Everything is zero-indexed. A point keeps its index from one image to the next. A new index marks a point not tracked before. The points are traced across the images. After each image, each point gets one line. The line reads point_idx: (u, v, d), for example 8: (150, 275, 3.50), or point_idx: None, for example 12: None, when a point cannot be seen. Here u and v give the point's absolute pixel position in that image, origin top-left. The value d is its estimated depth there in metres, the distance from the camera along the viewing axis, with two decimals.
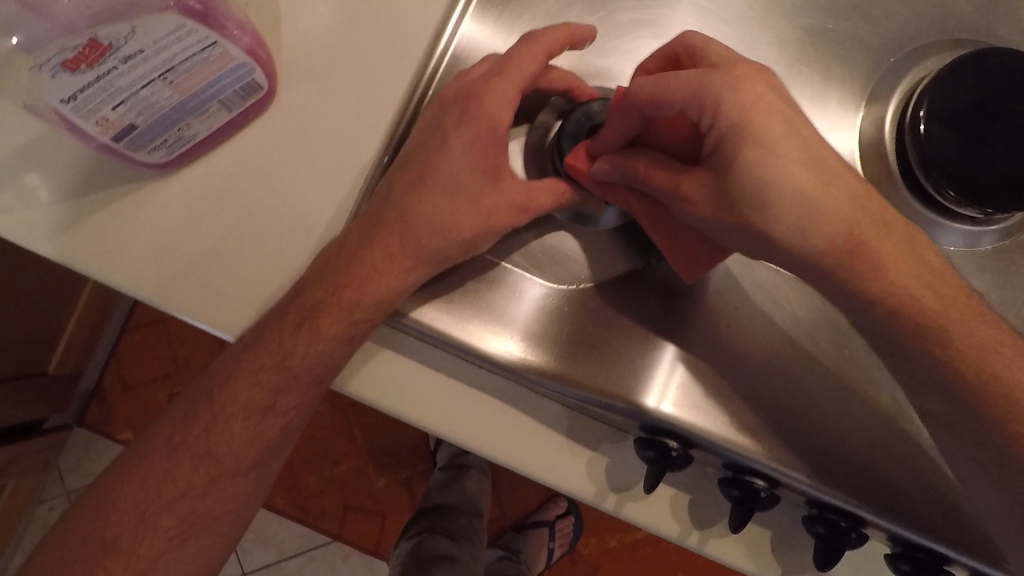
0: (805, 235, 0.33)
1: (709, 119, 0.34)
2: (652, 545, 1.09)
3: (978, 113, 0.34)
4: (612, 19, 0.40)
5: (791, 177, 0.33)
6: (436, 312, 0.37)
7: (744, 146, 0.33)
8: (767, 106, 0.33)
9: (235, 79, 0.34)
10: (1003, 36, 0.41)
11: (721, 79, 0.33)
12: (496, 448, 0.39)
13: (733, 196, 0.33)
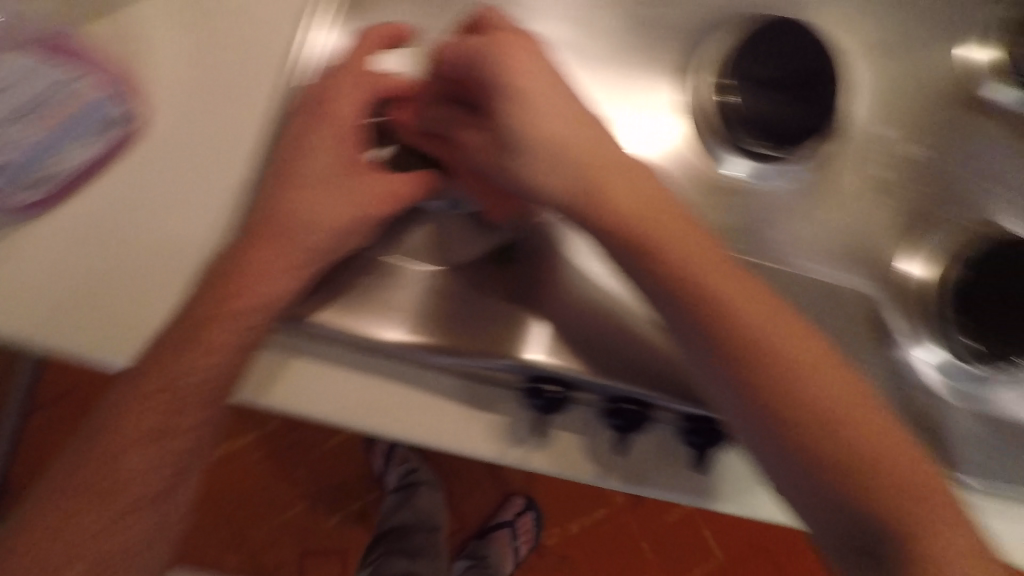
0: (554, 159, 0.38)
1: (479, 73, 0.38)
2: (613, 525, 1.12)
3: (793, 75, 0.42)
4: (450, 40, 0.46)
5: (547, 122, 0.38)
6: (318, 308, 0.40)
7: (507, 96, 0.38)
8: (530, 67, 0.38)
9: (98, 109, 0.38)
10: (778, 9, 0.48)
11: (491, 43, 0.38)
12: (395, 427, 0.41)
13: (501, 140, 0.38)
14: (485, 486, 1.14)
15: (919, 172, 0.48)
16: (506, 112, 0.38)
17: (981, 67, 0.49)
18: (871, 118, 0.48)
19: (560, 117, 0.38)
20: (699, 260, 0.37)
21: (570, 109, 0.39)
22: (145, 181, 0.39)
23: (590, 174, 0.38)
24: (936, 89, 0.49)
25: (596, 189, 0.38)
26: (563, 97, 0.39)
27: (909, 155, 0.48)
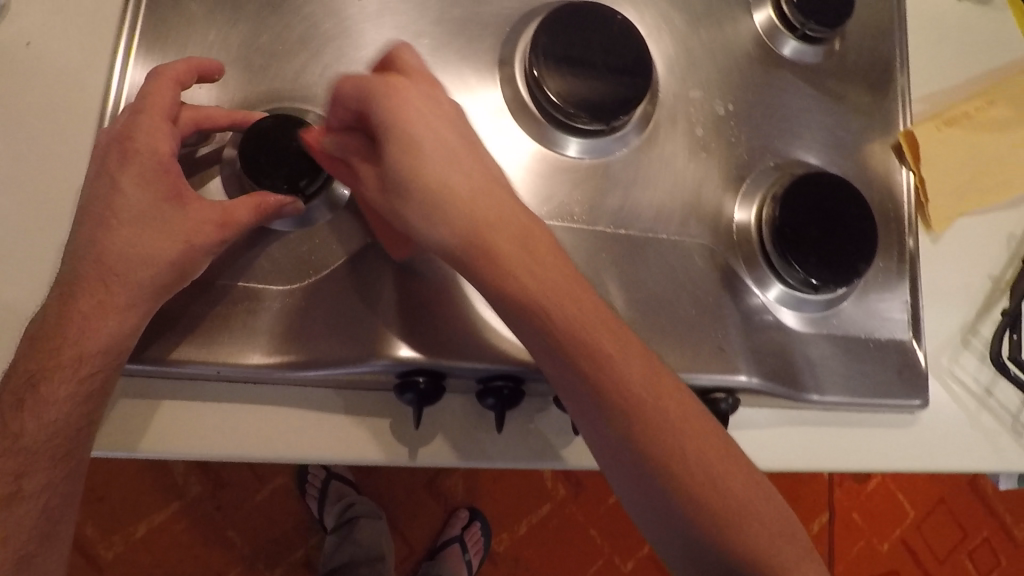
0: (424, 203, 0.36)
1: (376, 116, 0.36)
2: (558, 517, 1.16)
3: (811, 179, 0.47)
4: None
5: (423, 171, 0.35)
6: (259, 353, 0.38)
7: (400, 142, 0.36)
8: (420, 112, 0.36)
9: None
10: (710, 27, 0.50)
11: (390, 88, 0.36)
12: (355, 451, 0.41)
13: (400, 186, 0.36)
14: (429, 504, 1.12)
15: (855, 164, 0.52)
16: (400, 156, 0.36)
17: (884, 67, 0.54)
18: (808, 118, 0.52)
19: (442, 161, 0.36)
20: (649, 386, 0.37)
21: (454, 157, 0.36)
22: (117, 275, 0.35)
23: (462, 220, 0.36)
24: (855, 88, 0.53)
25: (500, 252, 0.36)
26: (447, 148, 0.36)
27: (844, 149, 0.52)
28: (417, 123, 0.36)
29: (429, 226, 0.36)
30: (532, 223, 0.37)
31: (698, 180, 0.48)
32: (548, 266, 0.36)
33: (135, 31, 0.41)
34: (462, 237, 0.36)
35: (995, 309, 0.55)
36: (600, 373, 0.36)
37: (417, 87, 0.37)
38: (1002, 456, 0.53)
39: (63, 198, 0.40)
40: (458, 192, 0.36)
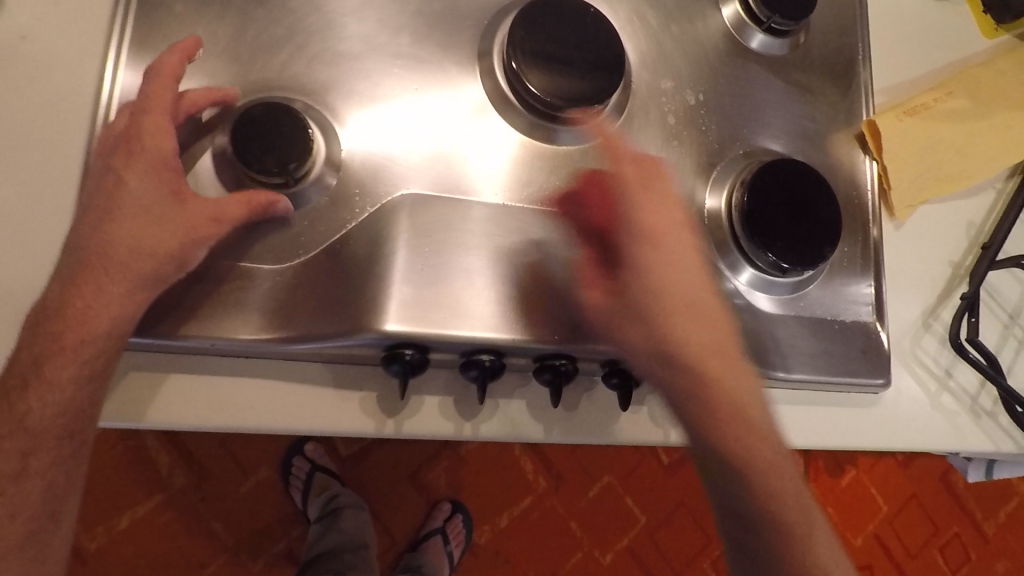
0: (688, 330, 0.41)
1: (655, 276, 0.42)
2: (539, 509, 1.18)
3: (789, 180, 0.49)
4: (390, 72, 0.46)
5: (688, 337, 0.41)
6: (248, 329, 0.39)
7: (665, 270, 0.42)
8: (687, 267, 0.43)
9: None
10: (683, 25, 0.53)
11: (671, 241, 0.43)
12: (341, 421, 0.43)
13: (658, 312, 0.41)
14: (411, 498, 1.14)
15: (821, 154, 0.55)
16: (659, 292, 0.42)
17: (846, 61, 0.57)
18: (776, 110, 0.54)
19: (695, 309, 0.42)
20: (753, 436, 0.41)
21: (693, 317, 0.42)
22: (108, 260, 0.36)
23: (704, 373, 0.41)
24: (820, 82, 0.56)
25: (700, 372, 0.41)
26: (688, 313, 0.42)
27: (810, 139, 0.55)
28: (659, 270, 0.42)
29: (679, 346, 0.41)
30: (728, 347, 0.42)
31: (675, 168, 0.50)
32: (723, 356, 0.42)
33: (126, 24, 0.43)
34: (705, 357, 0.41)
35: (955, 293, 0.57)
36: (732, 431, 0.41)
37: (672, 234, 0.43)
38: (961, 434, 0.55)
39: (57, 180, 0.41)
40: (693, 324, 0.41)
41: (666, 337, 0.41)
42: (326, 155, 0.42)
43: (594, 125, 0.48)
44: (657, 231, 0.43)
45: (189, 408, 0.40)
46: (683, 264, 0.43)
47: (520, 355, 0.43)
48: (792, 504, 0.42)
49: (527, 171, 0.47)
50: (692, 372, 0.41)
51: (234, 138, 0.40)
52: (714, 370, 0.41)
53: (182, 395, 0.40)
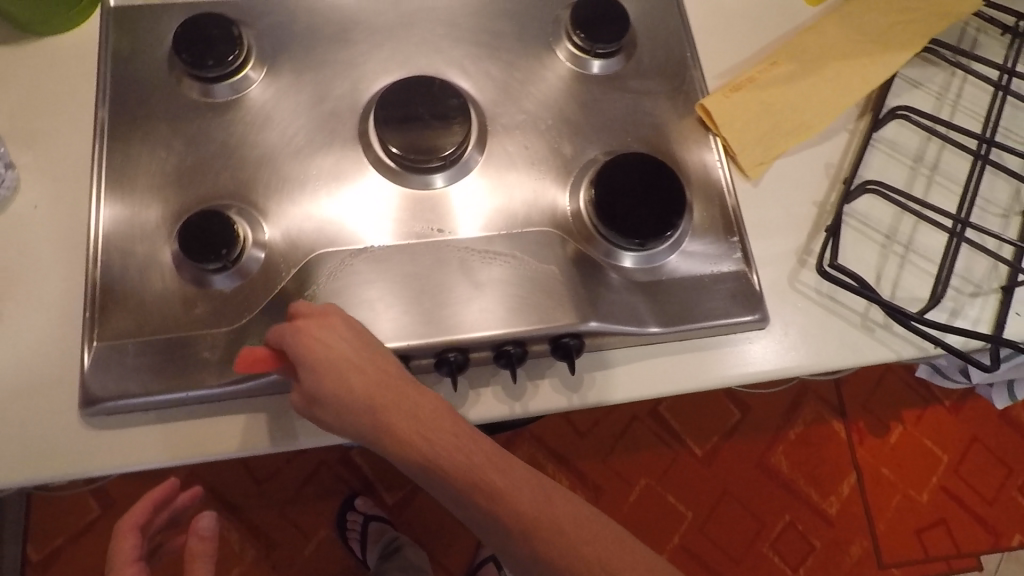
0: (388, 422, 0.46)
1: (362, 398, 0.47)
2: None
3: (657, 175, 0.59)
4: (296, 165, 0.59)
5: (394, 431, 0.46)
6: (216, 376, 0.52)
7: (351, 397, 0.47)
8: (379, 382, 0.47)
9: None
10: (526, 70, 0.65)
11: (349, 365, 0.47)
12: (305, 435, 0.54)
13: (380, 423, 0.46)
14: (457, 533, 1.28)
15: (667, 142, 0.65)
16: (361, 409, 0.47)
17: (676, 61, 0.68)
18: (621, 115, 0.65)
19: (384, 406, 0.47)
20: (464, 453, 0.45)
21: (395, 414, 0.46)
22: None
23: (404, 450, 0.46)
24: (657, 83, 0.66)
25: (416, 455, 0.46)
26: (387, 410, 0.47)
27: (655, 131, 0.65)
28: (325, 343, 0.48)
29: (392, 440, 0.46)
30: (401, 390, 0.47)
31: (537, 182, 0.62)
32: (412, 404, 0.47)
33: (99, 175, 0.57)
34: (409, 443, 0.46)
35: (824, 228, 0.64)
36: (448, 458, 0.45)
37: (315, 320, 0.48)
38: (859, 351, 0.61)
39: (67, 298, 0.55)
40: (394, 421, 0.46)
41: (385, 434, 0.46)
42: (254, 239, 0.56)
43: (463, 161, 0.60)
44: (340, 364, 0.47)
45: (171, 446, 0.53)
46: (332, 343, 0.48)
47: (419, 356, 0.54)
48: (526, 501, 0.45)
49: (413, 211, 0.59)
50: (408, 454, 0.46)
51: (183, 237, 0.53)
52: (393, 406, 0.47)
53: (165, 437, 0.53)
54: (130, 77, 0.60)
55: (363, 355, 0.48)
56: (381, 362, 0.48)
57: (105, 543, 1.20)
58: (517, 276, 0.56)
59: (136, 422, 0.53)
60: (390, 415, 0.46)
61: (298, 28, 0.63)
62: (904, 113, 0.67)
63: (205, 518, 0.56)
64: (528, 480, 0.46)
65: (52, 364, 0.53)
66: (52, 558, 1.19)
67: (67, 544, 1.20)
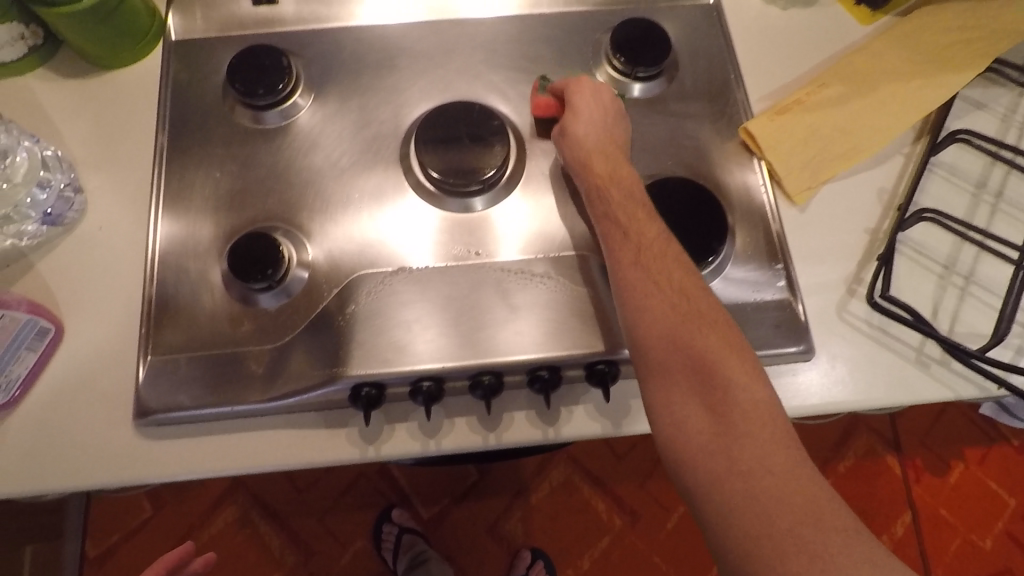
0: (601, 177, 0.56)
1: (583, 142, 0.58)
2: (612, 544, 1.27)
3: (699, 199, 0.59)
4: (340, 186, 0.61)
5: (595, 193, 0.56)
6: (258, 393, 0.54)
7: (591, 133, 0.58)
8: (605, 142, 0.58)
9: (28, 333, 0.54)
10: None
11: (605, 109, 0.59)
12: (339, 453, 0.55)
13: (592, 171, 0.56)
14: (493, 550, 1.28)
15: (709, 167, 0.64)
16: (583, 156, 0.57)
17: (720, 85, 0.67)
18: (662, 139, 0.64)
19: (607, 156, 0.57)
20: (686, 284, 0.50)
21: (609, 164, 0.57)
22: None
23: (618, 198, 0.55)
24: (700, 107, 0.66)
25: (604, 220, 0.55)
26: (611, 156, 0.57)
27: (697, 155, 0.64)
28: (590, 102, 0.59)
29: (597, 202, 0.56)
30: (615, 148, 0.58)
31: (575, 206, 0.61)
32: (629, 176, 0.56)
33: (156, 197, 0.60)
34: (605, 202, 0.55)
35: (875, 257, 0.62)
36: (664, 289, 0.50)
37: (590, 90, 0.60)
38: (911, 387, 0.58)
39: (122, 315, 0.58)
40: (606, 174, 0.56)
41: (589, 187, 0.56)
42: (297, 258, 0.58)
43: (503, 184, 0.61)
44: (603, 116, 0.59)
45: (211, 460, 0.55)
46: (602, 101, 0.60)
47: (454, 378, 0.54)
48: (714, 346, 0.47)
49: (453, 232, 0.60)
50: (604, 208, 0.55)
51: (232, 257, 0.55)
52: (602, 168, 0.56)
53: (203, 451, 0.55)
54: (188, 103, 0.64)
55: (609, 112, 0.59)
56: (615, 128, 0.59)
57: (157, 543, 1.26)
58: (553, 301, 0.56)
59: (178, 432, 0.55)
60: (593, 176, 0.56)
61: (345, 56, 0.66)
62: (965, 138, 0.64)
63: None
64: (738, 351, 0.47)
65: (108, 378, 0.56)
66: (108, 556, 1.25)
67: (122, 542, 1.26)
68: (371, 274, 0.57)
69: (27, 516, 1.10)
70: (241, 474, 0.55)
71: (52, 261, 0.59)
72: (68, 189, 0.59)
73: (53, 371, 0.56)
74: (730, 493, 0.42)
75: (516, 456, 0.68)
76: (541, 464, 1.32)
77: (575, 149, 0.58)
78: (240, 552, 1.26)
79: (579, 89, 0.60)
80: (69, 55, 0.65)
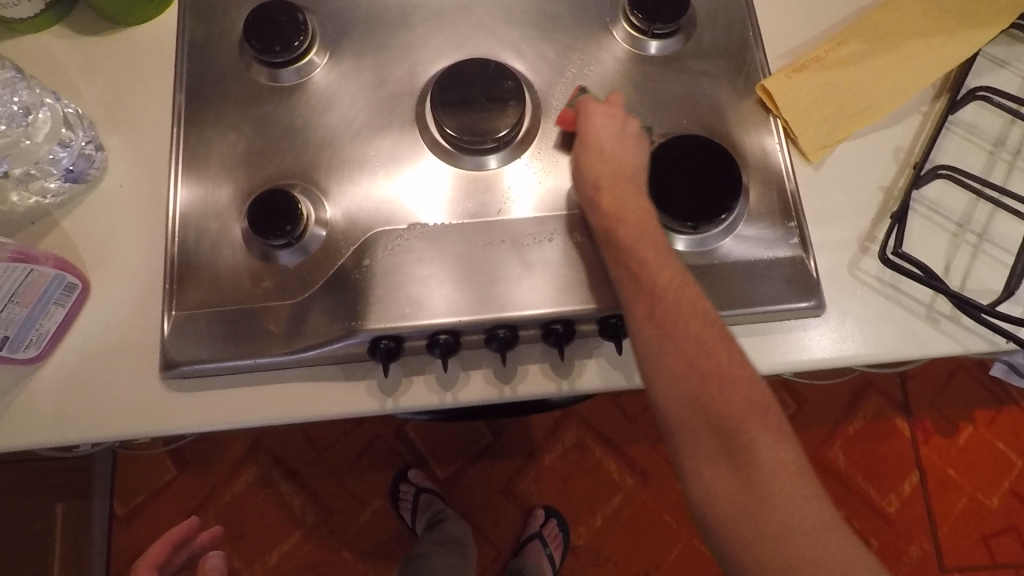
0: (617, 204, 0.55)
1: (589, 179, 0.57)
2: (623, 503, 1.30)
3: (713, 152, 0.59)
4: (357, 146, 0.62)
5: (609, 222, 0.55)
6: (280, 347, 0.55)
7: (594, 170, 0.57)
8: (615, 170, 0.57)
9: (57, 287, 0.55)
10: (583, 50, 0.65)
11: (620, 137, 0.58)
12: (359, 404, 0.57)
13: (598, 199, 0.56)
14: (506, 508, 1.32)
15: (724, 124, 0.64)
16: (588, 191, 0.56)
17: (737, 41, 0.66)
18: (677, 97, 0.64)
19: (616, 186, 0.56)
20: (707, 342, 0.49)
21: (617, 194, 0.55)
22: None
23: (639, 225, 0.54)
24: (716, 64, 0.65)
25: (625, 243, 0.53)
26: (622, 186, 0.56)
27: (712, 113, 0.64)
28: (601, 129, 0.58)
29: (611, 226, 0.54)
30: (628, 180, 0.56)
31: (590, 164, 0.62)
32: (639, 214, 0.55)
33: (176, 156, 0.61)
34: (623, 227, 0.54)
35: (888, 214, 0.62)
36: (678, 348, 0.49)
37: (604, 109, 0.59)
38: (921, 343, 0.59)
39: (147, 271, 0.59)
40: (621, 202, 0.55)
41: (603, 220, 0.55)
42: (316, 216, 0.59)
43: (516, 143, 0.61)
44: (609, 148, 0.57)
45: (233, 412, 0.56)
46: (615, 129, 0.58)
47: (471, 331, 0.55)
48: (737, 404, 0.47)
49: (468, 190, 0.61)
50: (622, 232, 0.54)
51: (252, 216, 0.56)
52: (610, 202, 0.55)
53: (227, 403, 0.56)
54: (205, 62, 0.64)
55: (620, 143, 0.58)
56: (630, 163, 0.57)
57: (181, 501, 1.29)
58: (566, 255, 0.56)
59: (201, 384, 0.57)
60: (598, 203, 0.55)
61: (361, 13, 0.66)
62: (985, 95, 0.63)
63: (213, 557, 0.60)
64: (761, 404, 0.47)
65: (135, 331, 0.58)
66: (136, 515, 1.29)
67: (148, 501, 1.30)
68: (387, 232, 0.57)
69: (56, 474, 1.13)
70: (264, 426, 0.57)
71: (77, 219, 0.60)
72: (89, 146, 0.60)
73: (85, 325, 0.58)
74: (772, 557, 0.43)
75: (530, 410, 0.70)
76: (553, 428, 1.35)
77: (584, 182, 0.57)
78: (262, 511, 1.30)
79: (597, 116, 0.59)
80: (87, 14, 0.66)
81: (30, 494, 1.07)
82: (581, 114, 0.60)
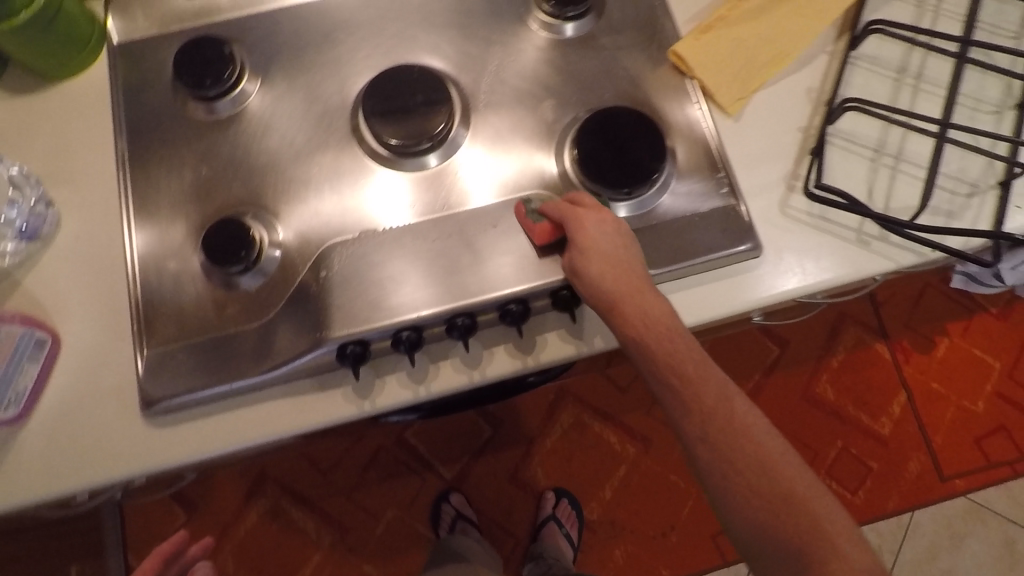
0: (635, 310, 0.52)
1: (602, 289, 0.53)
2: (627, 471, 1.33)
3: (638, 120, 0.62)
4: (298, 167, 0.64)
5: (634, 333, 0.52)
6: (252, 368, 0.58)
7: (606, 280, 0.53)
8: (621, 273, 0.54)
9: (27, 342, 0.57)
10: (501, 41, 0.68)
11: (617, 237, 0.55)
12: (339, 411, 0.59)
13: (614, 304, 0.53)
14: (514, 496, 1.35)
15: (643, 91, 0.67)
16: (602, 298, 0.53)
17: (645, 10, 0.69)
18: (596, 73, 0.67)
19: (630, 290, 0.53)
20: (769, 461, 0.48)
21: (633, 298, 0.53)
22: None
23: (662, 331, 0.52)
24: (628, 36, 0.68)
25: (655, 350, 0.51)
26: (636, 289, 0.53)
27: (631, 83, 0.67)
28: (597, 232, 0.55)
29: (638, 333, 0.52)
30: (642, 283, 0.54)
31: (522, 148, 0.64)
32: (660, 319, 0.52)
33: (125, 202, 0.63)
34: (650, 335, 0.51)
35: (809, 151, 0.65)
36: (737, 467, 0.48)
37: (594, 212, 0.56)
38: (857, 267, 0.62)
39: (113, 316, 0.61)
40: (643, 310, 0.52)
41: (626, 329, 0.52)
42: (269, 240, 0.61)
43: (451, 140, 0.64)
44: (613, 250, 0.55)
45: (214, 438, 0.58)
46: (611, 228, 0.56)
47: (432, 325, 0.58)
48: (809, 531, 0.46)
49: (411, 192, 0.63)
50: (651, 342, 0.51)
51: (207, 248, 0.59)
52: (632, 309, 0.52)
53: (207, 430, 0.59)
54: (140, 108, 0.66)
55: (618, 242, 0.55)
56: (634, 262, 0.55)
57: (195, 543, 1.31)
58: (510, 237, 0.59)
59: (180, 416, 0.59)
60: (619, 310, 0.52)
61: (284, 38, 0.68)
62: (881, 27, 0.67)
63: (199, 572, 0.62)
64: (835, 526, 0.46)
65: (111, 376, 0.60)
66: None
67: None
68: (338, 242, 0.59)
69: (69, 537, 1.15)
70: (247, 446, 0.59)
71: (38, 278, 0.62)
72: (38, 205, 0.62)
73: (62, 377, 0.60)
74: None
75: (508, 391, 0.72)
76: (547, 411, 1.38)
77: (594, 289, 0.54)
78: (277, 539, 1.32)
79: (591, 215, 0.56)
80: (18, 80, 0.67)
81: (46, 560, 1.08)
82: (567, 217, 0.56)
